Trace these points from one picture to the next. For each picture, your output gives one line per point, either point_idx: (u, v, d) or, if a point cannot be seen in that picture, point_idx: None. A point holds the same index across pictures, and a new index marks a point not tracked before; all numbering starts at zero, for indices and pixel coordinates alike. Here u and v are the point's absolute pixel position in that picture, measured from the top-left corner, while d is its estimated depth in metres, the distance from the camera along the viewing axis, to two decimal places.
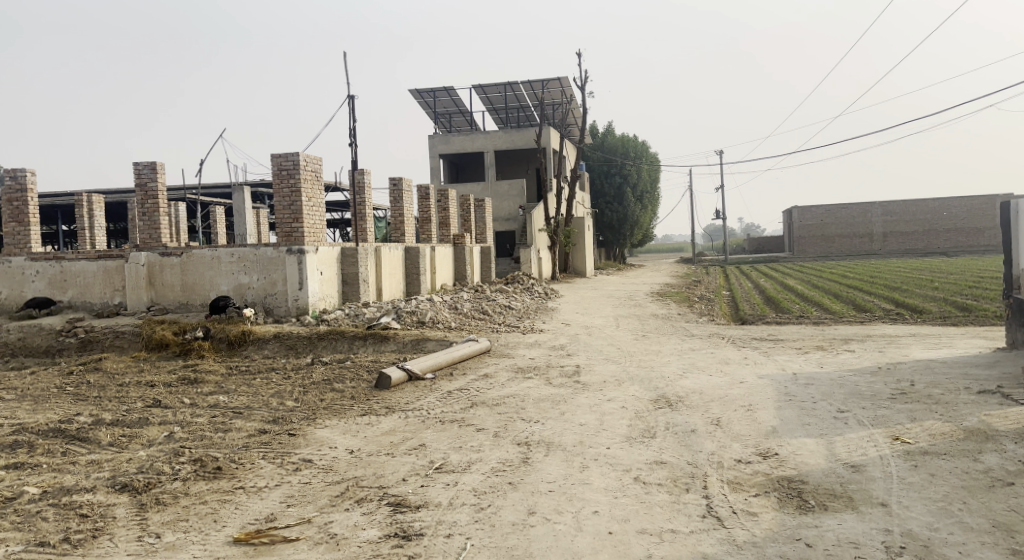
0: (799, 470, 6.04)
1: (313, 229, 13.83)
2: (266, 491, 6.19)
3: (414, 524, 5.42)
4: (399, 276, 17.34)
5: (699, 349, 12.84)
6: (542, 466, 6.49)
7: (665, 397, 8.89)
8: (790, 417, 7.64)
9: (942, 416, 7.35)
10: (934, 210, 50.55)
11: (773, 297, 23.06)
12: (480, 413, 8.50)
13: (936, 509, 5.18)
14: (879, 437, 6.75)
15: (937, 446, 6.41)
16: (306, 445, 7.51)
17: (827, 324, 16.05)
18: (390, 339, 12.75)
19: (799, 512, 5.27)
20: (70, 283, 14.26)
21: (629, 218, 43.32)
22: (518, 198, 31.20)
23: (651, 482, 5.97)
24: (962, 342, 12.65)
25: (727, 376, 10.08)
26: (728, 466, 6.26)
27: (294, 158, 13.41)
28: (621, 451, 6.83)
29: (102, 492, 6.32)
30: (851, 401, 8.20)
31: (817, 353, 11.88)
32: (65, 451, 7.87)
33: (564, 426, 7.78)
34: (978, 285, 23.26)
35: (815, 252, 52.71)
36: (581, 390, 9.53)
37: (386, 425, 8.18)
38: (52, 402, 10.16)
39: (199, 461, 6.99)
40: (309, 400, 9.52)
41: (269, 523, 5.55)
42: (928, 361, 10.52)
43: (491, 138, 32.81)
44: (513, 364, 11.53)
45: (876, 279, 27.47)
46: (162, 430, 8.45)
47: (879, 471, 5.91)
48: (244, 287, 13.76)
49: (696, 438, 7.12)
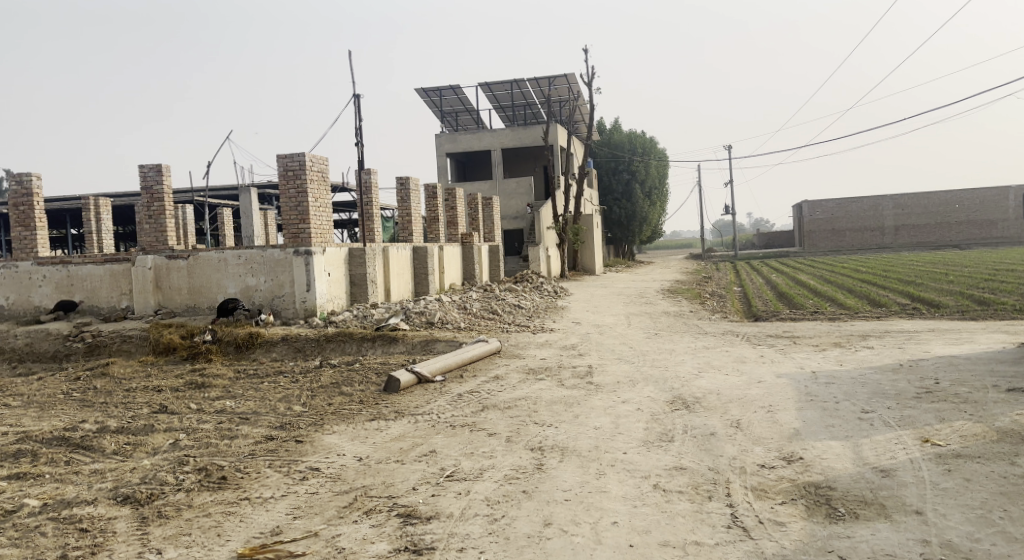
0: (826, 476, 5.78)
1: (320, 230, 13.65)
2: (272, 502, 5.97)
3: (425, 536, 5.20)
4: (407, 276, 17.13)
5: (713, 347, 12.58)
6: (557, 473, 6.26)
7: (681, 399, 8.64)
8: (813, 419, 7.36)
9: (972, 415, 7.08)
10: (946, 202, 50.03)
11: (786, 293, 22.72)
12: (491, 417, 8.26)
13: (975, 517, 4.92)
14: (907, 440, 6.49)
15: (970, 449, 6.13)
16: (313, 453, 7.30)
17: (844, 320, 15.73)
18: (399, 340, 12.54)
19: (830, 522, 5.02)
20: (77, 287, 14.09)
21: (637, 215, 43.14)
22: (526, 196, 30.94)
23: (672, 490, 5.73)
24: (983, 337, 12.31)
25: (745, 375, 9.80)
26: (751, 472, 6.00)
27: (300, 158, 13.21)
28: (639, 456, 6.59)
29: (103, 505, 6.12)
30: (874, 401, 7.93)
31: (835, 350, 11.59)
32: (69, 460, 7.68)
33: (579, 430, 7.53)
34: (994, 278, 22.88)
35: (826, 246, 52.25)
36: (594, 392, 9.27)
37: (395, 430, 7.97)
38: (58, 409, 9.98)
39: (204, 471, 6.79)
40: (317, 404, 9.32)
41: (273, 538, 5.33)
42: (951, 358, 10.21)
43: (498, 135, 32.52)
44: (524, 365, 11.27)
45: (892, 273, 26.99)
46: (167, 438, 8.24)
47: (911, 476, 5.65)
48: (251, 289, 13.58)
49: (716, 441, 6.86)
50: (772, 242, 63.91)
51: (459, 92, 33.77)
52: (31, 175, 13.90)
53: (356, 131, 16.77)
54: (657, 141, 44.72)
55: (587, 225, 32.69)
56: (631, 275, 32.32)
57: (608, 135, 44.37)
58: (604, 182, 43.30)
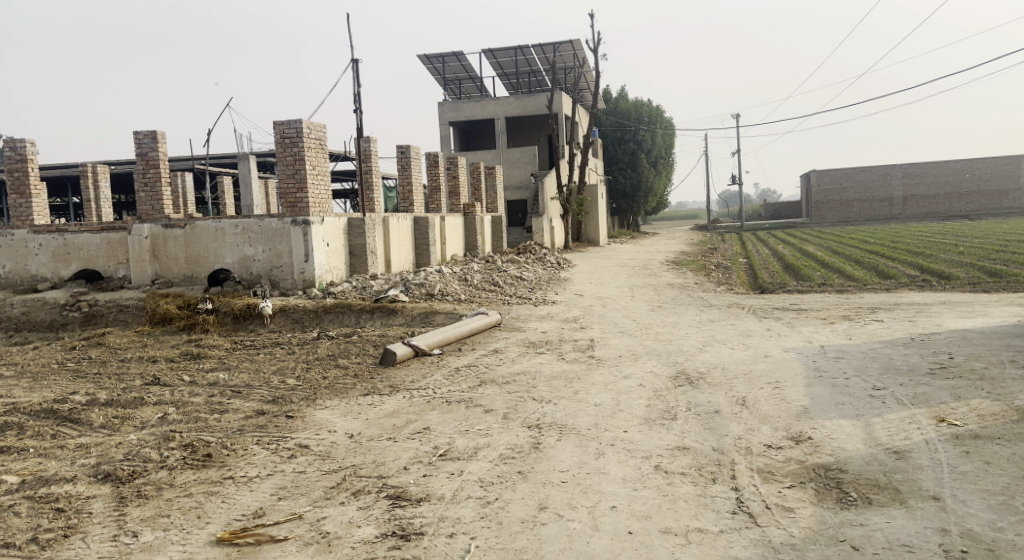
0: (837, 457, 5.51)
1: (318, 200, 13.33)
2: (257, 481, 5.72)
3: (414, 521, 4.94)
4: (408, 248, 16.81)
5: (718, 320, 12.27)
6: (555, 452, 6.00)
7: (685, 374, 8.35)
8: (822, 396, 7.07)
9: (989, 393, 6.79)
10: (956, 171, 49.40)
11: (792, 264, 22.38)
12: (488, 393, 7.99)
13: (996, 504, 4.65)
14: (922, 419, 6.20)
15: (988, 430, 5.84)
16: (304, 429, 7.04)
17: (852, 293, 15.40)
18: (398, 312, 12.25)
19: (841, 507, 4.76)
20: (73, 256, 13.81)
21: (643, 185, 42.63)
22: (530, 165, 30.46)
23: (674, 471, 5.46)
24: (996, 310, 12.00)
25: (751, 349, 9.51)
26: (758, 453, 5.73)
27: (296, 125, 12.83)
28: (640, 435, 6.32)
29: (83, 482, 5.88)
30: (885, 377, 7.63)
31: (843, 323, 11.25)
32: (55, 433, 7.45)
33: (578, 407, 7.26)
34: (1005, 248, 22.46)
35: (833, 217, 51.37)
36: (595, 367, 9.00)
37: (390, 406, 7.71)
38: (51, 379, 9.75)
39: (190, 448, 6.53)
40: (312, 378, 9.07)
41: (255, 521, 5.08)
42: (965, 331, 9.89)
43: (502, 104, 31.85)
44: (524, 338, 10.98)
45: (898, 244, 26.54)
46: (157, 412, 7.99)
47: (927, 458, 5.37)
48: (249, 259, 13.28)
49: (722, 420, 6.58)
50: (778, 212, 63.27)
51: (462, 59, 33.20)
52: (25, 141, 13.56)
53: (356, 98, 16.37)
54: (663, 110, 44.10)
55: (592, 196, 32.27)
56: (636, 246, 31.98)
57: (613, 103, 43.69)
58: (610, 151, 42.83)
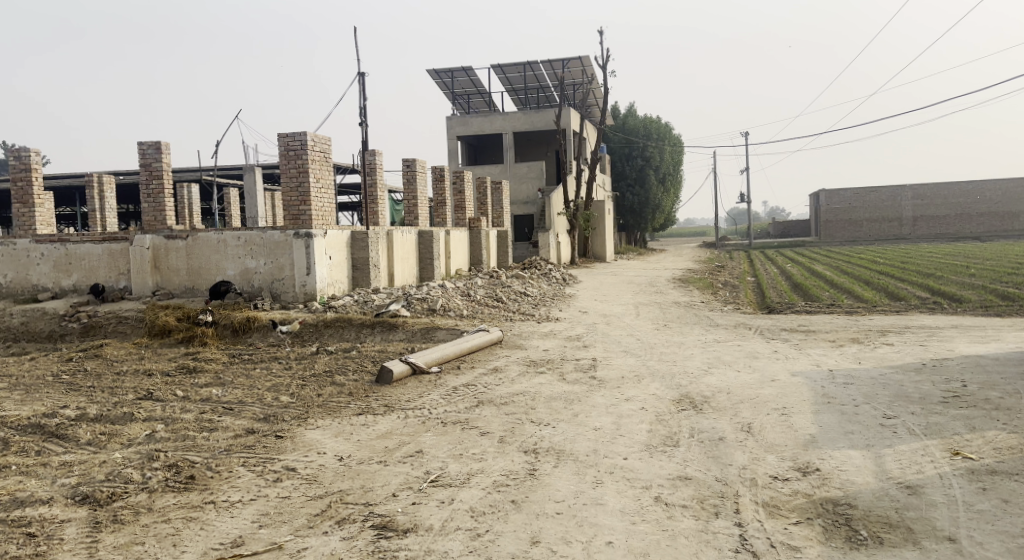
0: (846, 491, 5.24)
1: (321, 213, 13.15)
2: (239, 507, 5.49)
3: (398, 553, 4.70)
4: (411, 262, 16.57)
5: (725, 341, 11.98)
6: (551, 480, 5.75)
7: (689, 398, 8.08)
8: (832, 424, 6.78)
9: (1005, 425, 6.49)
10: (967, 192, 49.01)
11: (800, 284, 22.12)
12: (485, 414, 7.75)
13: (1015, 547, 4.39)
14: (935, 452, 5.92)
15: (1006, 465, 5.57)
16: (292, 451, 6.80)
17: (862, 314, 15.10)
18: (398, 327, 12.01)
19: (850, 547, 4.50)
20: (74, 266, 13.65)
21: (650, 203, 42.64)
22: (537, 180, 30.25)
23: (675, 503, 5.20)
24: (1010, 335, 11.70)
25: (757, 372, 9.23)
26: (763, 485, 5.46)
27: (301, 138, 12.69)
28: (641, 463, 6.06)
29: (60, 505, 5.65)
30: (896, 406, 7.34)
31: (853, 347, 10.95)
32: (40, 450, 7.23)
33: (578, 431, 7.00)
34: (1018, 272, 22.08)
35: (842, 237, 51.02)
36: (597, 388, 8.74)
37: (383, 426, 7.47)
38: (44, 392, 9.54)
39: (174, 469, 6.30)
40: (306, 395, 8.83)
41: (233, 550, 4.86)
42: (978, 357, 9.60)
43: (509, 119, 31.66)
44: (526, 357, 10.74)
45: (909, 266, 26.10)
46: (146, 428, 7.77)
47: (941, 495, 5.09)
48: (251, 271, 13.10)
49: (725, 448, 6.32)
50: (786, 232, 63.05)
51: (471, 74, 33.17)
52: (29, 150, 13.57)
53: (362, 111, 16.28)
54: (672, 126, 43.95)
55: (599, 212, 32.04)
56: (643, 262, 31.59)
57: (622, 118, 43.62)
58: (617, 167, 42.63)
